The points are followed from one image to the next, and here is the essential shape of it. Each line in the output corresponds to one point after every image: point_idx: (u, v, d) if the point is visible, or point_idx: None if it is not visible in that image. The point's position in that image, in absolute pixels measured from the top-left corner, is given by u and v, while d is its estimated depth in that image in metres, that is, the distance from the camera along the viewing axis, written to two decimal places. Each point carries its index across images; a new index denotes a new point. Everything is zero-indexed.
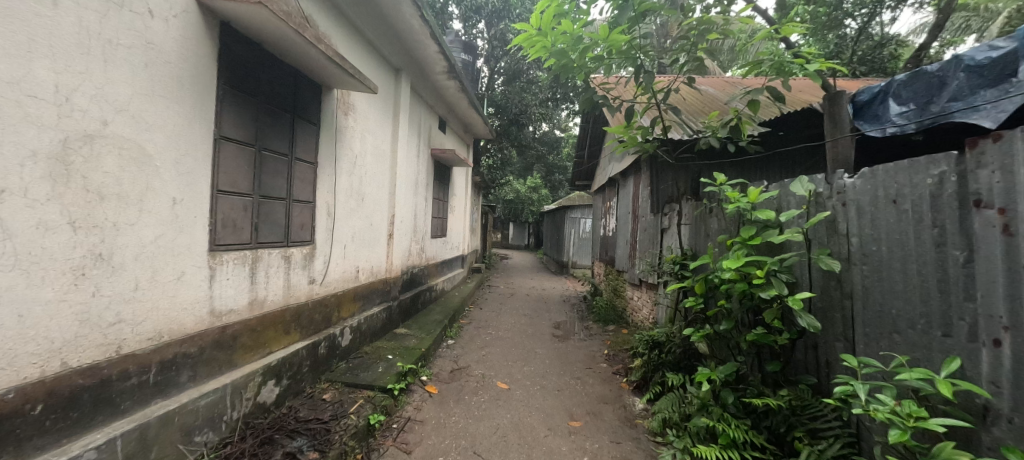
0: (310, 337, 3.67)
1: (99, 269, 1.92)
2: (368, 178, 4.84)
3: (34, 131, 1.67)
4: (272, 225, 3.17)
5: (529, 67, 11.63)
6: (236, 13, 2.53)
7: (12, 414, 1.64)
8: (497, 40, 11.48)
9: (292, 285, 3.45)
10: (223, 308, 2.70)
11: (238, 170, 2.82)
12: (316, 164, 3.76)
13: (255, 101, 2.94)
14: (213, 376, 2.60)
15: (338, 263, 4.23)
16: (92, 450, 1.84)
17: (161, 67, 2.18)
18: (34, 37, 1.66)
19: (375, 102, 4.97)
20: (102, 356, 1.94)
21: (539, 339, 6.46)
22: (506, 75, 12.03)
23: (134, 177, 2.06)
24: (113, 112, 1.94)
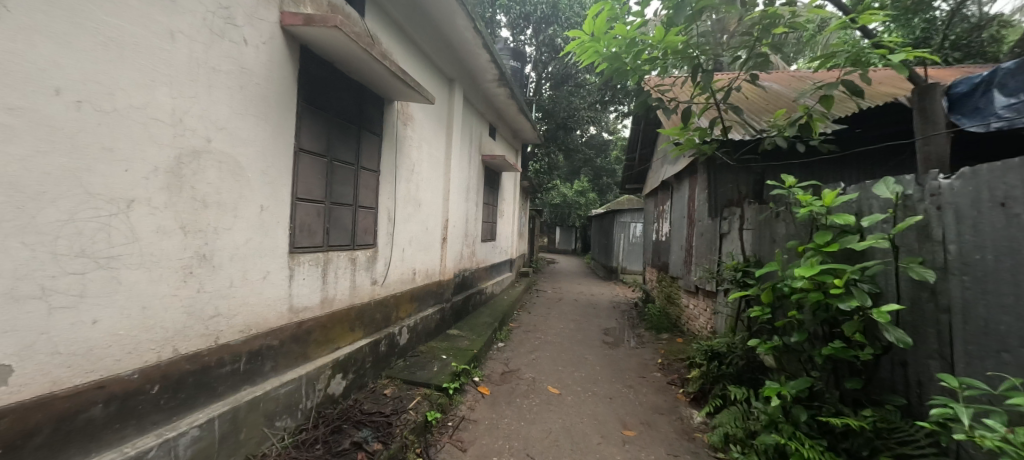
0: (371, 335, 3.90)
1: (203, 268, 2.16)
2: (424, 185, 5.07)
3: (158, 147, 1.88)
4: (340, 229, 3.42)
5: (578, 71, 11.57)
6: (313, 36, 2.77)
7: (136, 392, 1.85)
8: (545, 46, 11.56)
9: (357, 286, 3.69)
10: (299, 305, 2.96)
11: (313, 179, 3.07)
12: (378, 172, 3.99)
13: (326, 115, 3.19)
14: (290, 367, 2.85)
15: (397, 265, 4.46)
16: (196, 428, 2.07)
17: (252, 89, 2.44)
18: (158, 68, 1.87)
19: (431, 112, 5.19)
20: (204, 345, 2.19)
21: (589, 345, 6.38)
22: (554, 80, 12.05)
23: (230, 187, 2.31)
24: (215, 129, 2.19)
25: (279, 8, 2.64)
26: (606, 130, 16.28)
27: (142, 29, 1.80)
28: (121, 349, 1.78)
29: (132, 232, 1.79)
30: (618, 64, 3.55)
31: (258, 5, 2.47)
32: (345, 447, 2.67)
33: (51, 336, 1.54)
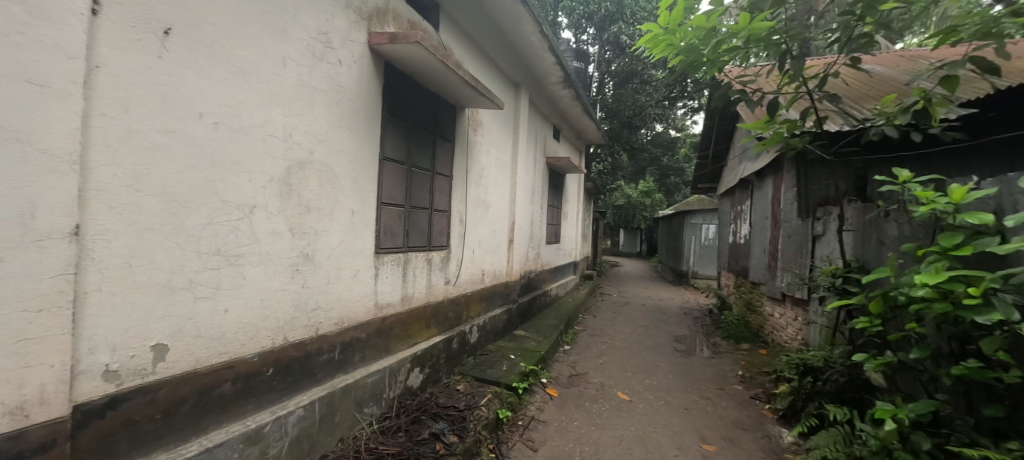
0: (445, 332, 4.08)
1: (306, 266, 2.42)
2: (492, 188, 5.21)
3: (273, 160, 2.14)
4: (418, 231, 3.63)
5: (645, 67, 11.13)
6: (396, 53, 2.98)
7: (256, 373, 2.09)
8: (609, 44, 11.28)
9: (432, 285, 3.89)
10: (383, 302, 3.19)
11: (395, 185, 3.31)
12: (451, 177, 4.17)
13: (405, 125, 3.40)
14: (376, 359, 3.08)
15: (468, 266, 4.63)
16: (302, 408, 2.30)
17: (346, 104, 2.69)
18: (272, 90, 2.12)
19: (498, 117, 5.32)
20: (306, 334, 2.44)
21: (660, 352, 6.11)
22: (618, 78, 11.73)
23: (328, 193, 2.56)
24: (316, 142, 2.44)
25: (367, 29, 2.87)
26: (675, 127, 15.49)
27: (260, 58, 2.05)
28: (244, 336, 2.02)
29: (253, 234, 2.04)
30: (694, 57, 3.33)
31: (350, 28, 2.71)
32: (425, 437, 2.82)
33: (194, 322, 1.76)
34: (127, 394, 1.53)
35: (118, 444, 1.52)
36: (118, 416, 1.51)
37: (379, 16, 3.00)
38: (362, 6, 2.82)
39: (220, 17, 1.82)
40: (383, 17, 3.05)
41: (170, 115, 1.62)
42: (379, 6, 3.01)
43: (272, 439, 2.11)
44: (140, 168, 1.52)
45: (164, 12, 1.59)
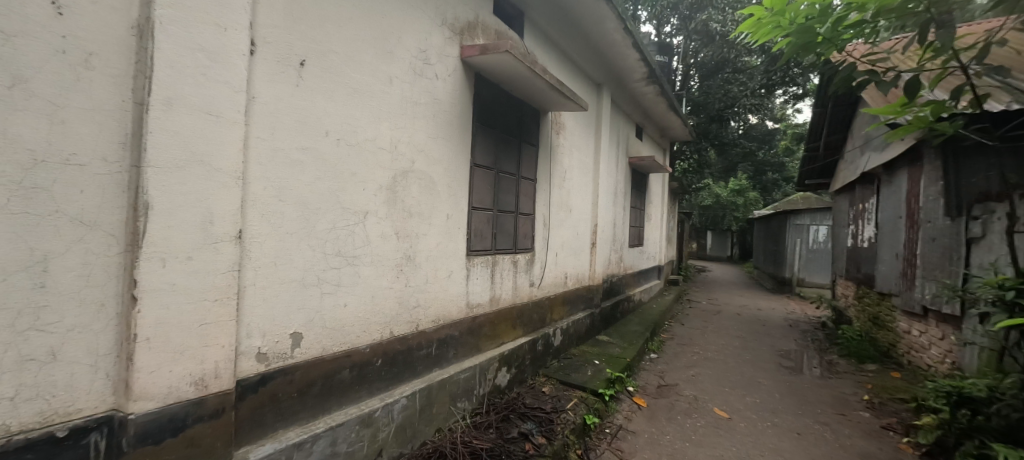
0: (530, 333, 4.14)
1: (408, 267, 2.63)
2: (575, 191, 5.18)
3: (381, 170, 2.36)
4: (505, 234, 3.73)
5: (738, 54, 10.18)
6: (486, 63, 3.10)
7: (368, 362, 2.31)
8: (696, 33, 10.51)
9: (518, 287, 3.97)
10: (474, 301, 3.33)
11: (484, 190, 3.44)
12: (535, 180, 4.23)
13: (493, 132, 3.52)
14: (467, 356, 3.23)
15: (551, 268, 4.65)
16: (405, 397, 2.49)
17: (441, 115, 2.87)
18: (381, 107, 2.34)
19: (581, 118, 5.28)
20: (408, 329, 2.64)
21: (761, 367, 5.54)
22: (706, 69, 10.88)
23: (426, 199, 2.74)
24: (417, 153, 2.64)
25: (460, 43, 3.04)
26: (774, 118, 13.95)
27: (372, 78, 2.27)
28: (358, 328, 2.24)
29: (366, 237, 2.27)
30: (809, 38, 2.87)
31: (445, 44, 2.89)
32: (514, 435, 2.88)
33: (321, 314, 2.01)
34: (271, 374, 1.78)
35: (266, 416, 1.77)
36: (266, 392, 1.76)
37: (469, 30, 3.15)
38: (455, 22, 2.99)
39: (341, 46, 2.06)
40: (473, 30, 3.20)
41: (304, 135, 1.87)
42: (470, 20, 3.16)
43: (381, 423, 2.32)
44: (282, 182, 1.78)
45: (300, 45, 1.84)
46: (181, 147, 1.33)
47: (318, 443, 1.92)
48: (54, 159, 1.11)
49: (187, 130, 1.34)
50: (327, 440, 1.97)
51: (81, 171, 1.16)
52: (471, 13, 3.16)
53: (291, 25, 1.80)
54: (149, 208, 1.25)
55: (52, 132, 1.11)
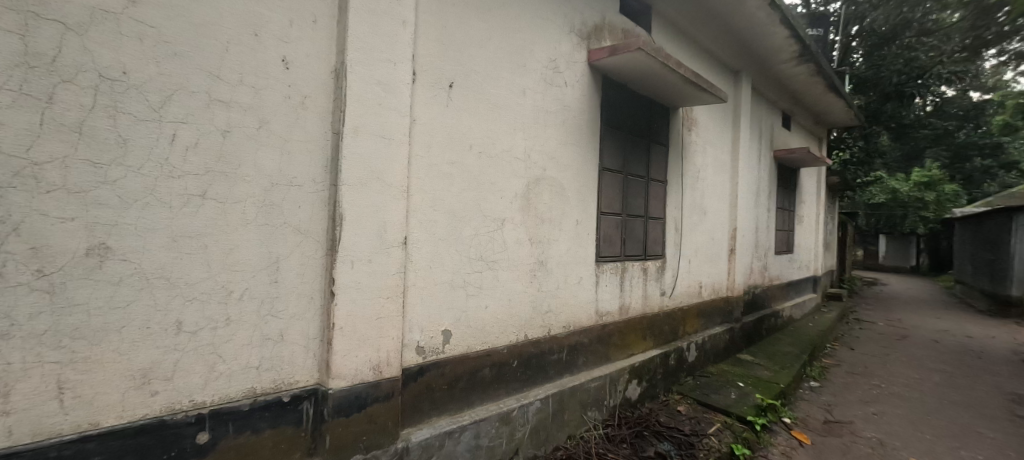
0: (661, 346, 3.87)
1: (541, 272, 2.68)
2: (710, 191, 4.70)
3: (518, 178, 2.47)
4: (634, 239, 3.57)
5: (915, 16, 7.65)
6: (615, 64, 3.00)
7: (506, 362, 2.42)
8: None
9: (648, 296, 3.75)
10: (603, 309, 3.24)
11: (613, 194, 3.34)
12: (666, 182, 3.97)
13: (621, 134, 3.41)
14: (597, 364, 3.16)
15: (685, 277, 4.29)
16: (539, 400, 2.53)
17: (570, 121, 2.88)
18: (517, 119, 2.45)
19: (717, 112, 4.80)
20: (540, 333, 2.69)
21: (983, 413, 4.23)
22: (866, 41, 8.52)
23: (557, 205, 2.78)
24: (548, 160, 2.69)
25: (587, 48, 3.01)
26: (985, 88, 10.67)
27: (508, 92, 2.40)
28: (498, 329, 2.37)
29: (504, 243, 2.39)
30: None
31: (573, 50, 2.90)
32: (650, 455, 2.71)
33: (466, 314, 2.17)
34: (429, 365, 1.98)
35: (423, 403, 1.97)
36: (424, 382, 1.96)
37: (596, 33, 3.11)
38: (582, 27, 2.98)
39: (482, 65, 2.22)
40: (600, 32, 3.15)
41: (453, 150, 2.06)
42: (597, 23, 3.11)
43: (518, 422, 2.39)
44: (437, 193, 1.98)
45: (449, 70, 2.04)
46: (364, 167, 1.57)
47: (465, 434, 2.06)
48: (282, 182, 1.41)
49: (369, 152, 1.58)
50: (472, 433, 2.10)
51: (299, 190, 1.45)
52: (598, 16, 3.12)
53: (443, 52, 2.01)
54: (343, 219, 1.51)
55: (281, 162, 1.41)
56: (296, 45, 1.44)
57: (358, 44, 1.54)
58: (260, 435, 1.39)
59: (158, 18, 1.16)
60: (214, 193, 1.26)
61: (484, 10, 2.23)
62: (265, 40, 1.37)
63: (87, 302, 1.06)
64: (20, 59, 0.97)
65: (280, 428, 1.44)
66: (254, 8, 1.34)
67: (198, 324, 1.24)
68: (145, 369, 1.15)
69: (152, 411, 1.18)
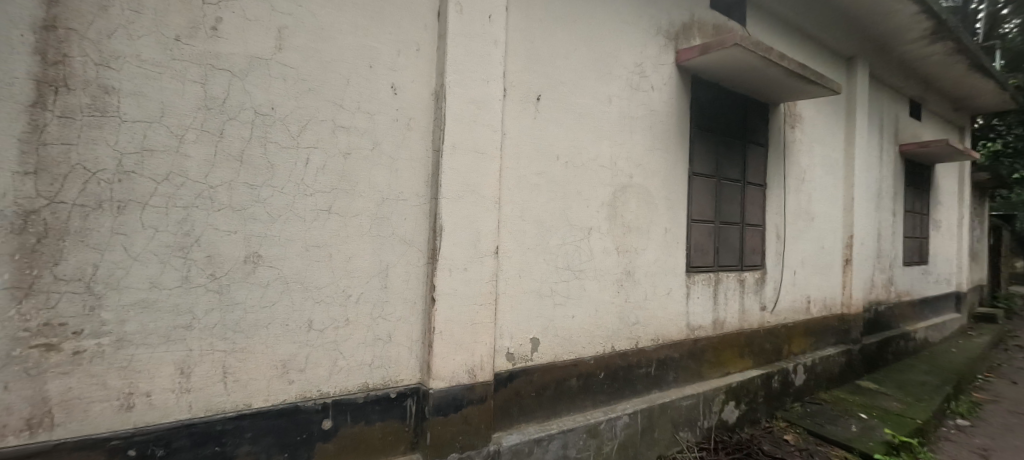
0: (762, 366, 3.52)
1: (628, 282, 2.60)
2: (819, 195, 4.20)
3: (604, 187, 2.43)
4: (729, 249, 3.31)
5: None
6: (707, 62, 2.83)
7: (593, 373, 2.38)
8: None
9: (746, 310, 3.44)
10: (695, 323, 3.04)
11: (705, 200, 3.14)
12: (766, 186, 3.64)
13: (713, 137, 3.20)
14: (689, 381, 2.97)
15: (790, 291, 3.86)
16: (628, 415, 2.44)
17: (658, 125, 2.77)
18: (602, 127, 2.42)
19: (827, 107, 4.28)
20: (628, 345, 2.60)
21: None
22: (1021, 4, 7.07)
23: (644, 213, 2.68)
24: (635, 167, 2.62)
25: (675, 49, 2.89)
26: None
27: (594, 101, 2.38)
28: (584, 340, 2.34)
29: (591, 252, 2.37)
30: None
31: (660, 52, 2.79)
32: None
33: (554, 323, 2.19)
34: (518, 372, 2.02)
35: (512, 409, 2.01)
36: (512, 388, 2.00)
37: (685, 32, 2.97)
38: (670, 28, 2.86)
39: (568, 76, 2.25)
40: (688, 31, 3.00)
41: (540, 161, 2.10)
42: (685, 21, 2.97)
43: (606, 437, 2.32)
44: (526, 203, 2.04)
45: (537, 83, 2.09)
46: (461, 181, 1.67)
47: (553, 443, 2.06)
48: (392, 196, 1.56)
49: (465, 167, 1.67)
50: (560, 442, 2.09)
51: (405, 204, 1.59)
52: (686, 14, 2.98)
53: (530, 67, 2.07)
54: (442, 230, 1.62)
55: (391, 178, 1.56)
56: (403, 72, 1.60)
57: (455, 66, 1.66)
58: (372, 426, 1.54)
59: (296, 60, 1.36)
60: (338, 208, 1.44)
61: (569, 22, 2.25)
62: (378, 70, 1.53)
63: (245, 301, 1.27)
64: (202, 103, 1.21)
65: (388, 421, 1.57)
66: (369, 43, 1.52)
67: (324, 323, 1.41)
68: (285, 361, 1.35)
69: (290, 397, 1.36)
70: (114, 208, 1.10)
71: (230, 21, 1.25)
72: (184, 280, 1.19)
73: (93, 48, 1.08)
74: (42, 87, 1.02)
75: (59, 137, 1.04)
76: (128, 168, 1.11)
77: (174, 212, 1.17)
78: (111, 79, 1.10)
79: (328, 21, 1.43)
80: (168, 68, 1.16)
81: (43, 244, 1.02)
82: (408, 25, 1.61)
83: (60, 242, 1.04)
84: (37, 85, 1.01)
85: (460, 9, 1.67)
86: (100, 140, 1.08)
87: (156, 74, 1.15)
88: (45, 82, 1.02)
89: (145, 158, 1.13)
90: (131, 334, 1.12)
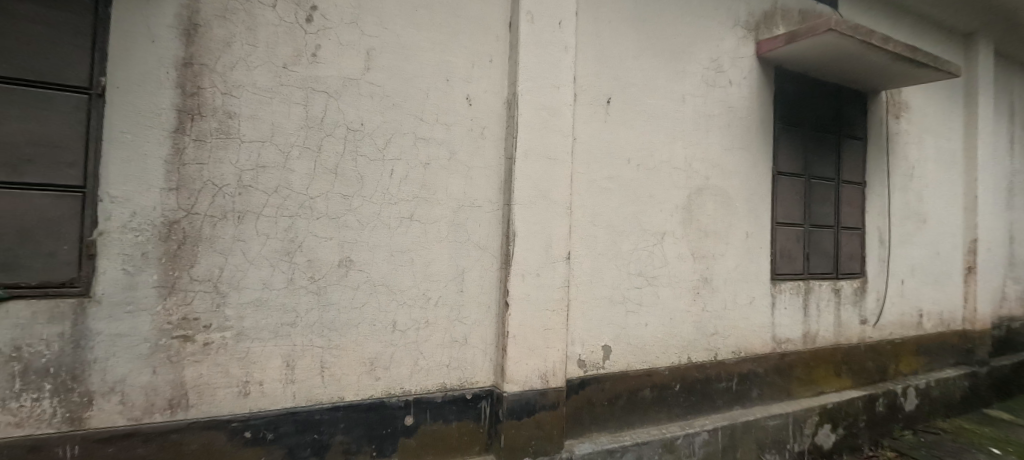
0: (864, 386, 3.13)
1: (705, 290, 2.45)
2: (933, 193, 3.67)
3: (678, 189, 2.33)
4: (821, 255, 3.00)
5: None
6: (794, 52, 2.60)
7: (668, 384, 2.26)
8: None
9: (843, 323, 3.08)
10: (782, 335, 2.79)
11: (792, 202, 2.88)
12: (866, 184, 3.25)
13: (801, 132, 2.93)
14: (776, 399, 2.72)
15: (897, 302, 3.41)
16: (707, 432, 2.28)
17: (737, 123, 2.60)
18: (676, 127, 2.32)
19: (942, 92, 3.74)
20: (706, 358, 2.45)
21: None
22: None
23: (723, 216, 2.52)
24: (712, 168, 2.47)
25: (756, 40, 2.69)
26: None
27: (666, 101, 2.29)
28: (658, 349, 2.25)
29: (665, 258, 2.27)
30: None
31: (739, 44, 2.62)
32: None
33: (626, 331, 2.12)
34: (589, 380, 1.99)
35: (583, 417, 1.98)
36: (584, 396, 1.97)
37: (767, 21, 2.76)
38: (750, 18, 2.68)
39: (639, 76, 2.18)
40: (771, 20, 2.78)
41: (611, 165, 2.06)
42: (767, 10, 2.76)
43: (683, 453, 2.19)
44: (596, 208, 2.01)
45: (606, 86, 2.06)
46: (533, 187, 1.68)
47: (626, 455, 1.98)
48: (467, 204, 1.62)
49: (537, 173, 1.69)
50: (633, 455, 2.00)
51: (479, 211, 1.64)
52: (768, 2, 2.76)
53: (600, 70, 2.04)
54: (515, 236, 1.64)
55: (466, 186, 1.62)
56: (477, 84, 1.65)
57: (527, 75, 1.68)
58: (449, 425, 1.59)
59: (382, 78, 1.47)
60: (418, 215, 1.52)
61: (640, 21, 2.19)
62: (454, 83, 1.61)
63: (339, 302, 1.39)
64: (305, 123, 1.35)
65: (464, 421, 1.62)
66: (447, 58, 1.59)
67: (407, 324, 1.50)
68: (372, 359, 1.45)
69: (377, 392, 1.46)
70: (235, 217, 1.25)
71: (327, 48, 1.38)
72: (289, 281, 1.32)
73: (220, 79, 1.24)
74: (183, 115, 1.20)
75: (194, 157, 1.21)
76: (246, 183, 1.27)
77: (281, 220, 1.31)
78: (233, 105, 1.26)
79: (410, 40, 1.52)
80: (278, 93, 1.31)
81: (182, 250, 1.19)
82: (481, 39, 1.67)
83: (195, 248, 1.21)
84: (179, 114, 1.19)
85: (531, 18, 1.70)
86: (225, 158, 1.24)
87: (267, 98, 1.30)
88: (184, 111, 1.20)
89: (259, 174, 1.28)
90: (248, 329, 1.27)
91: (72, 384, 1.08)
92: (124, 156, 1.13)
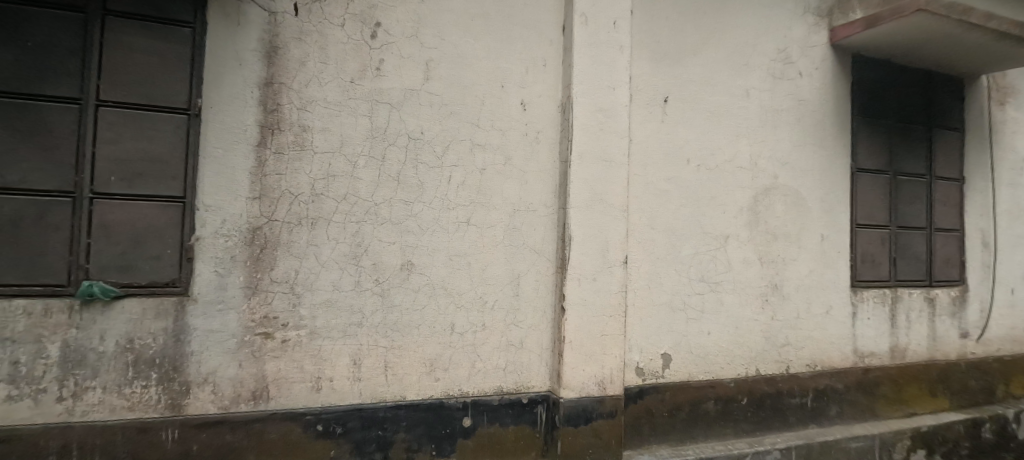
0: (967, 409, 2.76)
1: (775, 297, 2.29)
2: None
3: (742, 190, 2.19)
4: (912, 259, 2.70)
5: None
6: (876, 37, 2.36)
7: (734, 397, 2.13)
8: None
9: (939, 336, 2.75)
10: (865, 348, 2.53)
11: (875, 201, 2.61)
12: (965, 181, 2.89)
13: (884, 124, 2.66)
14: (858, 419, 2.47)
15: (1008, 314, 2.98)
16: (779, 450, 2.11)
17: (809, 117, 2.41)
18: (740, 124, 2.19)
19: None
20: (777, 370, 2.28)
21: None
22: None
23: (794, 217, 2.34)
24: (780, 166, 2.31)
25: (829, 27, 2.48)
26: None
27: (729, 97, 2.17)
28: (722, 360, 2.12)
29: (729, 263, 2.14)
30: None
31: (810, 32, 2.43)
32: None
33: (687, 339, 2.03)
34: (648, 389, 1.91)
35: (642, 427, 1.91)
36: (642, 405, 1.90)
37: (842, 5, 2.54)
38: (822, 3, 2.48)
39: (698, 72, 2.09)
40: (847, 4, 2.56)
41: (669, 166, 1.99)
42: None
43: None
44: (654, 211, 1.94)
45: (663, 84, 1.99)
46: (588, 190, 1.66)
47: None
48: (523, 208, 1.63)
49: (592, 176, 1.67)
50: None
51: (534, 215, 1.65)
52: None
53: (657, 69, 1.98)
54: (571, 239, 1.62)
55: (522, 190, 1.63)
56: (531, 88, 1.66)
57: (582, 77, 1.67)
58: (505, 429, 1.60)
59: (440, 88, 1.52)
60: (475, 220, 1.55)
61: (698, 15, 2.10)
62: (509, 89, 1.63)
63: (401, 304, 1.44)
64: (370, 133, 1.42)
65: (520, 426, 1.62)
66: (502, 65, 1.62)
67: (464, 327, 1.53)
68: (432, 360, 1.49)
69: (436, 392, 1.50)
70: (309, 223, 1.35)
71: (390, 61, 1.45)
72: (356, 283, 1.39)
73: (296, 96, 1.34)
74: (265, 131, 1.31)
75: (275, 168, 1.32)
76: (318, 191, 1.36)
77: (349, 226, 1.39)
78: (308, 120, 1.35)
79: (466, 49, 1.56)
80: (346, 107, 1.40)
81: (264, 253, 1.30)
82: (535, 43, 1.68)
83: (275, 251, 1.31)
84: (262, 129, 1.30)
85: (586, 19, 1.68)
86: (300, 169, 1.34)
87: (337, 111, 1.38)
88: (266, 126, 1.31)
89: (330, 182, 1.37)
90: (320, 328, 1.35)
91: (174, 374, 1.20)
92: (218, 168, 1.25)
